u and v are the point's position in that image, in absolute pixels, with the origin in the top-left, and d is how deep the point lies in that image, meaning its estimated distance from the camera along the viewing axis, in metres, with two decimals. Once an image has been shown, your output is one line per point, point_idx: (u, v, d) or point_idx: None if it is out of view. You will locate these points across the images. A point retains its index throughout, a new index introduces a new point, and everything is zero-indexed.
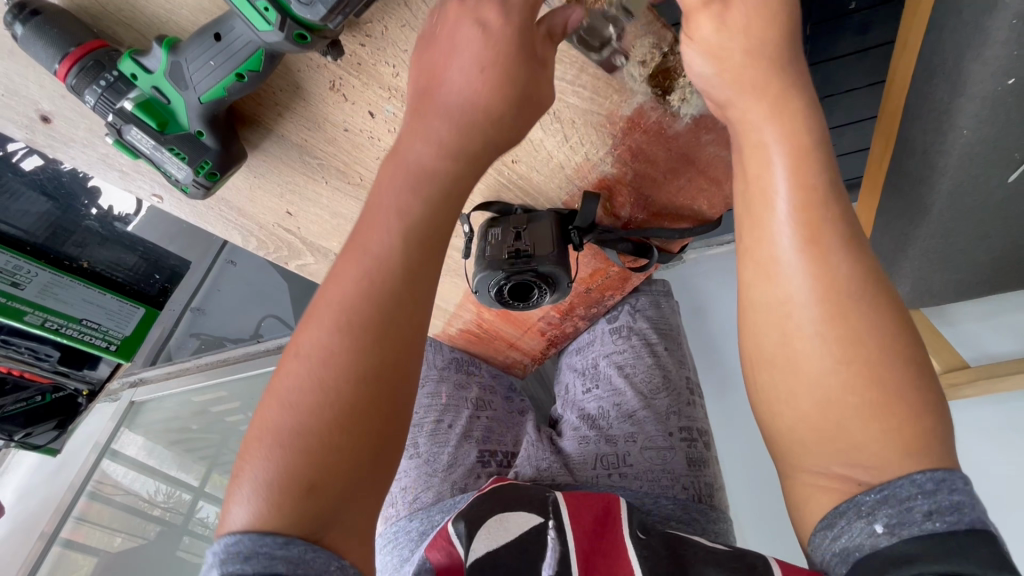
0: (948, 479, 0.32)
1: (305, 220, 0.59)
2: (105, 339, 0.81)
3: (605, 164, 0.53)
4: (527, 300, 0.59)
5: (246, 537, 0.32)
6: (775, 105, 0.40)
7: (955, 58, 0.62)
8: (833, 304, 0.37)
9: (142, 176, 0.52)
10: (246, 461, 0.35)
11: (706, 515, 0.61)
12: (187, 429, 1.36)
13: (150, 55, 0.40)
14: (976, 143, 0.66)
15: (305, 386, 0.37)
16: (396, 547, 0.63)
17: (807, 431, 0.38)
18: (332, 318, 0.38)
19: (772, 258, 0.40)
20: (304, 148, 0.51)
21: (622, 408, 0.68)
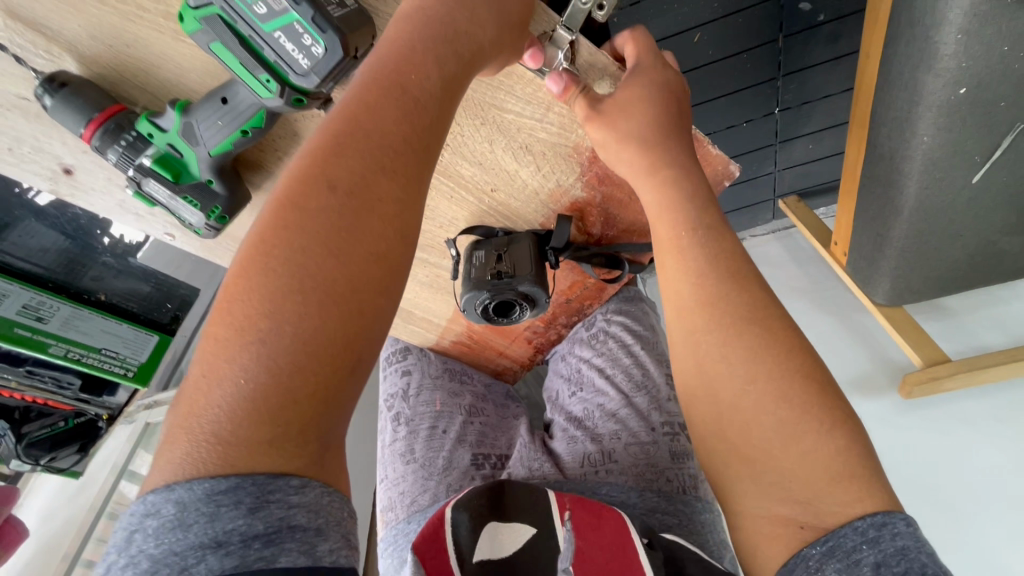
0: (887, 524, 0.36)
1: None
2: (124, 366, 0.87)
3: (576, 188, 0.56)
4: (509, 317, 0.63)
5: (242, 479, 0.29)
6: (658, 168, 0.49)
7: (911, 69, 0.66)
8: (729, 329, 0.45)
9: (155, 218, 0.56)
10: (219, 359, 0.31)
11: (690, 506, 0.64)
12: None
13: (161, 120, 0.44)
14: (937, 149, 0.70)
15: (289, 281, 0.33)
16: (397, 549, 0.67)
17: (739, 460, 0.43)
18: (315, 203, 0.34)
19: (681, 301, 0.47)
20: None
21: (606, 408, 0.72)
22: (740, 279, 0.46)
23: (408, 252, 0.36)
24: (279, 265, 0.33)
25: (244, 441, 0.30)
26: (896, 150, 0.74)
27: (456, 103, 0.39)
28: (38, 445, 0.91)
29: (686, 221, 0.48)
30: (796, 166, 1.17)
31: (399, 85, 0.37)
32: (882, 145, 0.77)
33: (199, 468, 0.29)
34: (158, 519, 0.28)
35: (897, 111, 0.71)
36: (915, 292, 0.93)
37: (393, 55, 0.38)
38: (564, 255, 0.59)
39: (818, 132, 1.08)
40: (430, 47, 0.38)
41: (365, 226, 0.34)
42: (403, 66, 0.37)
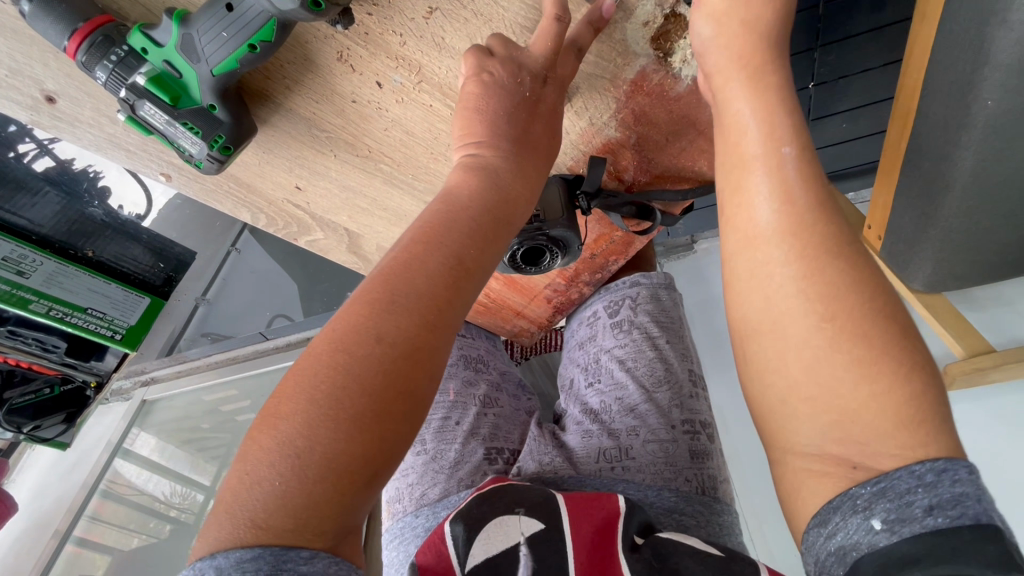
0: (949, 469, 0.29)
1: (315, 194, 0.56)
2: (112, 328, 0.93)
3: (609, 127, 0.51)
4: (539, 266, 0.57)
5: (262, 550, 0.30)
6: (744, 74, 0.38)
7: (979, 24, 0.60)
8: (812, 261, 0.35)
9: (148, 155, 0.51)
10: (265, 457, 0.33)
11: (710, 507, 0.58)
12: (198, 428, 1.47)
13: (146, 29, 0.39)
14: (1002, 114, 0.64)
15: (333, 399, 0.34)
16: (403, 543, 0.61)
17: (800, 400, 0.34)
18: (385, 307, 0.37)
19: (752, 227, 0.37)
20: (311, 121, 0.49)
21: (624, 401, 0.65)
22: (827, 202, 0.36)
23: (434, 382, 0.38)
24: (329, 382, 0.35)
25: (273, 528, 0.31)
26: (952, 118, 0.69)
27: (501, 233, 0.43)
28: (21, 411, 0.91)
29: (771, 131, 0.37)
30: (827, 147, 1.10)
31: (456, 219, 0.41)
32: (936, 113, 0.71)
33: (230, 540, 0.31)
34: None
35: (958, 73, 0.65)
36: (956, 277, 0.87)
37: (448, 200, 0.42)
38: (595, 201, 0.53)
39: (853, 110, 1.02)
40: (484, 187, 0.42)
41: (412, 355, 0.36)
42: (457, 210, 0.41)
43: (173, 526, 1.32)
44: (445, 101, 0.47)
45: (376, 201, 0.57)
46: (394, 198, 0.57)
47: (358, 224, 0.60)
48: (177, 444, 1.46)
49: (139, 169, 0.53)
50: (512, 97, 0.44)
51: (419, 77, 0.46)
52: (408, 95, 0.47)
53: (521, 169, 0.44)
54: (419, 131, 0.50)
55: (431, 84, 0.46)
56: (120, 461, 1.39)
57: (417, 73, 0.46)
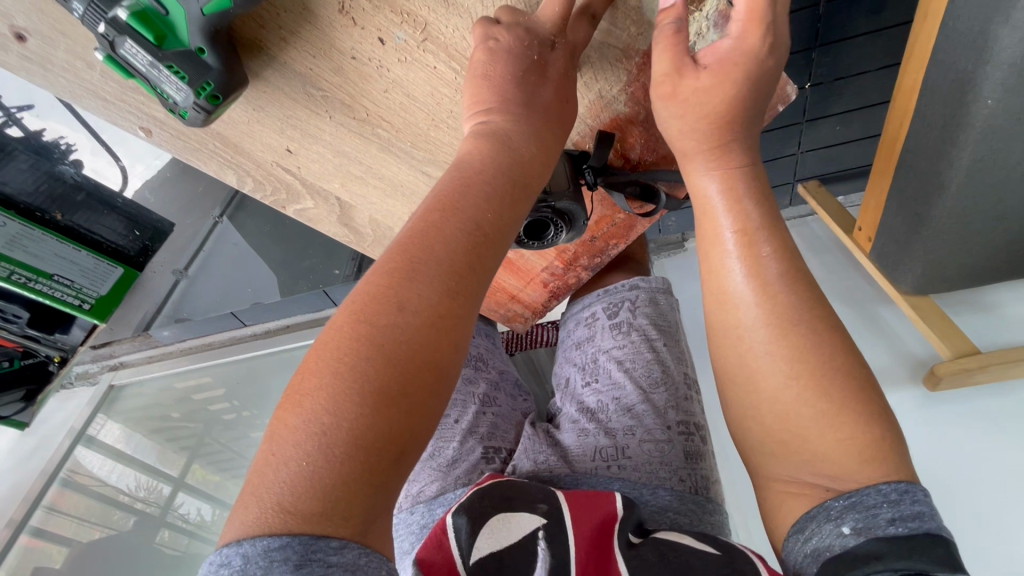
0: (910, 490, 0.34)
1: (307, 159, 0.53)
2: (80, 298, 0.97)
3: (618, 102, 0.49)
4: (543, 241, 0.54)
5: (291, 539, 0.29)
6: (716, 155, 0.44)
7: (983, 23, 0.60)
8: (778, 326, 0.39)
9: (127, 107, 0.47)
10: (290, 437, 0.32)
11: (701, 506, 0.57)
12: (169, 417, 1.44)
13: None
14: (1000, 115, 0.64)
15: (357, 373, 0.33)
16: (397, 539, 0.62)
17: (776, 442, 0.39)
18: (405, 275, 0.37)
19: (727, 294, 0.42)
20: (307, 78, 0.46)
21: (622, 401, 0.64)
22: (792, 279, 0.41)
23: (457, 356, 0.37)
24: (352, 355, 0.34)
25: (303, 512, 0.30)
26: (952, 118, 0.69)
27: (519, 205, 0.42)
28: None
29: (737, 209, 0.43)
30: (821, 148, 1.11)
31: (475, 189, 0.40)
32: (934, 112, 0.71)
33: (260, 526, 0.30)
34: (225, 570, 0.29)
35: (958, 72, 0.66)
36: (944, 279, 0.88)
37: (466, 172, 0.41)
38: (601, 177, 0.51)
39: (847, 113, 1.03)
40: (503, 159, 0.42)
41: (436, 326, 0.36)
42: (475, 180, 0.40)
43: (135, 518, 1.26)
44: (450, 64, 0.45)
45: (370, 169, 0.54)
46: (390, 166, 0.54)
47: (351, 193, 0.57)
48: (145, 432, 1.42)
49: (118, 123, 0.50)
50: (526, 62, 0.42)
51: (424, 35, 0.43)
52: (412, 55, 0.44)
53: (538, 136, 0.43)
54: (421, 94, 0.47)
55: (437, 44, 0.44)
56: (82, 449, 1.33)
57: (423, 30, 0.43)
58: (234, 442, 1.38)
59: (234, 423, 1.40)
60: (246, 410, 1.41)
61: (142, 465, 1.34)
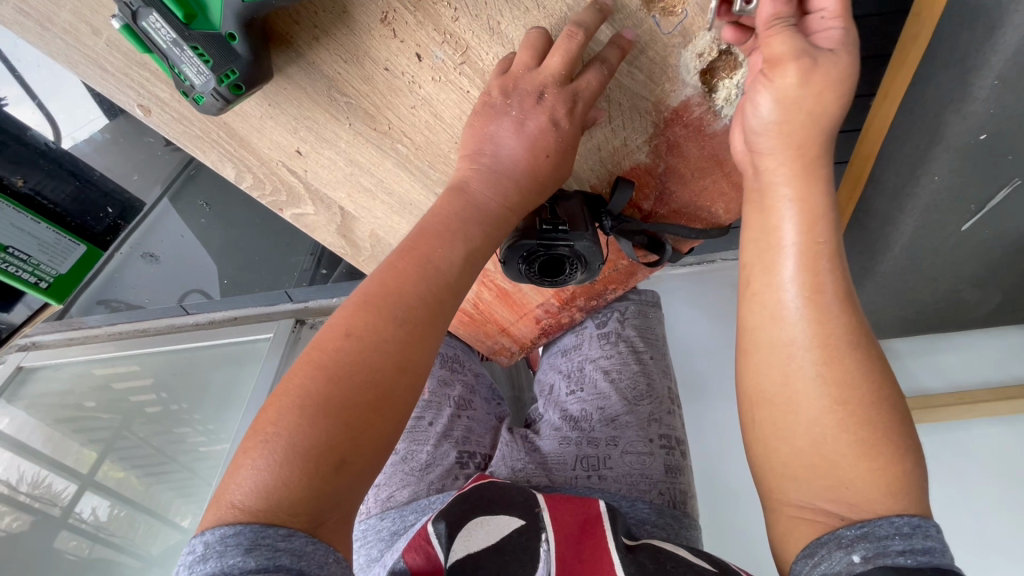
0: (922, 525, 0.38)
1: (317, 163, 0.52)
2: (35, 276, 0.68)
3: (641, 152, 0.55)
4: (555, 280, 0.57)
5: (243, 527, 0.34)
6: (805, 171, 0.45)
7: (937, 109, 0.68)
8: (827, 351, 0.43)
9: (128, 80, 0.46)
10: (252, 445, 0.38)
11: (678, 521, 0.61)
12: (82, 406, 1.29)
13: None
14: (943, 189, 0.73)
15: (315, 393, 0.39)
16: (363, 546, 0.61)
17: (806, 464, 0.43)
18: (365, 312, 0.43)
19: (779, 308, 0.46)
20: (334, 83, 0.46)
21: (605, 411, 0.67)
22: (849, 308, 0.44)
23: (408, 381, 0.42)
24: (314, 378, 0.40)
25: (254, 507, 0.36)
26: (900, 187, 0.78)
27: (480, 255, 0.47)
28: None
29: (810, 228, 0.45)
30: None
31: (437, 240, 0.46)
32: (887, 181, 0.80)
33: (219, 518, 0.36)
34: (189, 557, 0.34)
35: (912, 149, 0.74)
36: (878, 328, 0.98)
37: (432, 223, 0.46)
38: (615, 223, 0.57)
39: None
40: (467, 214, 0.46)
41: (388, 355, 0.42)
42: (439, 229, 0.46)
43: (33, 518, 1.11)
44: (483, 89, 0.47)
45: (382, 183, 0.54)
46: (401, 181, 0.54)
47: (356, 205, 0.57)
48: (52, 421, 1.27)
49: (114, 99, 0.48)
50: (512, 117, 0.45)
51: (463, 57, 0.45)
52: (446, 75, 0.46)
53: (503, 195, 0.47)
54: (448, 115, 0.48)
55: (473, 68, 0.45)
56: None
57: (462, 53, 0.45)
58: (158, 438, 1.25)
59: (160, 417, 1.28)
60: (176, 404, 1.29)
61: (46, 458, 1.20)
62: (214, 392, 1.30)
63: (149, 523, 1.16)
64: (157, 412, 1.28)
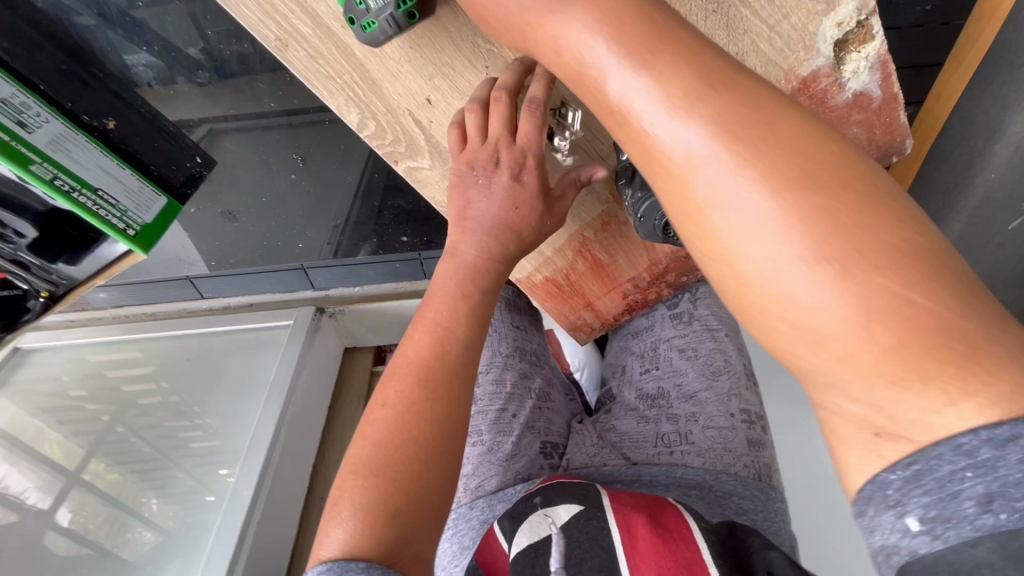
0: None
1: (443, 113, 0.51)
2: (124, 221, 0.61)
3: None
4: (681, 239, 0.52)
5: (331, 569, 0.38)
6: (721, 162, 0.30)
7: (998, 107, 0.72)
8: (887, 338, 0.26)
9: (282, 10, 0.47)
10: (335, 501, 0.42)
11: (766, 493, 0.60)
12: (74, 396, 1.24)
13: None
14: (998, 187, 0.76)
15: (383, 448, 0.43)
16: (456, 533, 0.62)
17: None
18: (405, 368, 0.46)
19: (796, 317, 0.27)
20: (481, 30, 0.48)
21: (683, 389, 0.68)
22: (828, 270, 0.26)
23: (461, 414, 0.45)
24: (376, 433, 0.44)
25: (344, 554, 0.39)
26: (955, 184, 0.81)
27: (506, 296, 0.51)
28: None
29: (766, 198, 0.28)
30: None
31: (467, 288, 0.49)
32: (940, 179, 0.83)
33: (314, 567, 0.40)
34: None
35: (970, 146, 0.77)
36: None
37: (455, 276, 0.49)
38: None
39: None
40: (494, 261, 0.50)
41: (434, 394, 0.45)
42: (465, 279, 0.49)
43: (15, 516, 1.03)
44: None
45: None
46: None
47: None
48: (43, 412, 1.21)
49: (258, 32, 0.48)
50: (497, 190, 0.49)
51: None
52: None
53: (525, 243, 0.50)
54: None
55: None
56: None
57: None
58: (154, 432, 1.20)
59: (160, 408, 1.23)
60: (176, 395, 1.25)
61: (32, 454, 1.12)
62: (220, 383, 1.28)
63: (126, 524, 1.07)
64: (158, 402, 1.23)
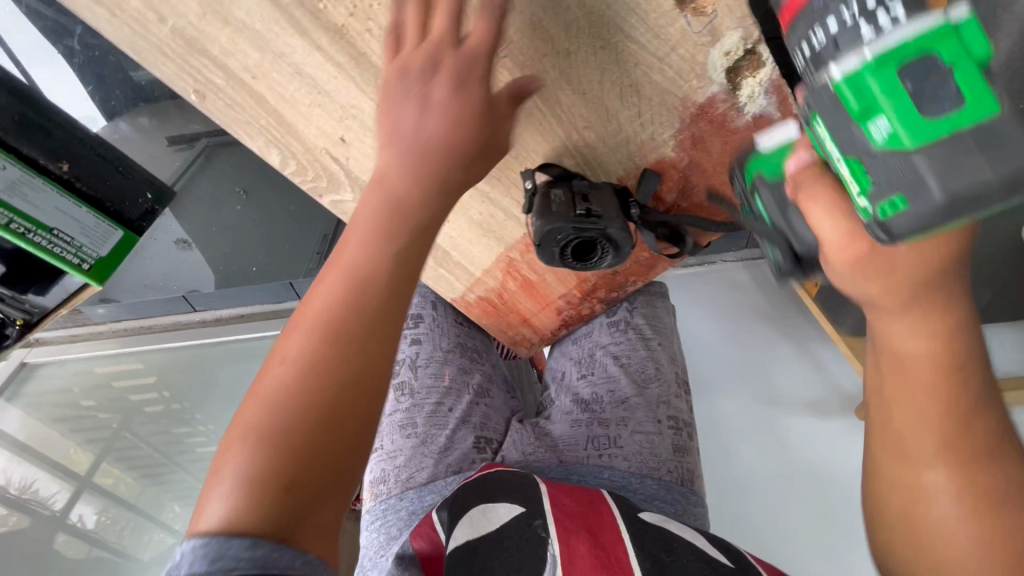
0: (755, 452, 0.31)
1: (359, 151, 0.54)
2: (78, 257, 0.64)
3: (666, 145, 0.56)
4: (586, 262, 0.58)
5: (222, 542, 0.32)
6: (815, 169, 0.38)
7: None
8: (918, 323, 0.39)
9: (175, 57, 0.47)
10: (218, 464, 0.36)
11: (687, 497, 0.67)
12: (79, 406, 1.32)
13: (949, 9, 0.27)
14: None
15: (281, 390, 0.37)
16: (388, 522, 0.67)
17: (880, 431, 0.45)
18: (317, 321, 0.39)
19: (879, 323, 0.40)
20: (382, 73, 0.47)
21: (616, 393, 0.73)
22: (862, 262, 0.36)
23: (385, 363, 0.40)
24: (277, 365, 0.38)
25: (245, 516, 0.33)
26: None
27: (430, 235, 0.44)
28: None
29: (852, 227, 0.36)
30: None
31: (397, 212, 0.43)
32: None
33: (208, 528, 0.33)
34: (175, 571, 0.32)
35: None
36: None
37: (377, 202, 0.43)
38: (644, 210, 0.58)
39: None
40: (407, 201, 0.43)
41: (348, 341, 0.39)
42: (391, 207, 0.43)
43: (29, 518, 1.14)
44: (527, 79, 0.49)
45: None
46: None
47: None
48: (52, 422, 1.29)
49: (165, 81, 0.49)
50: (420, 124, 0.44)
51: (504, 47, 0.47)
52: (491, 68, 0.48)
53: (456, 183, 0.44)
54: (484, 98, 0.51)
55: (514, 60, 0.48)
56: None
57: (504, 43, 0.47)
58: (156, 438, 1.28)
59: (160, 416, 1.30)
60: (176, 403, 1.31)
61: (44, 462, 1.22)
62: (217, 392, 1.32)
63: (139, 527, 1.18)
64: (158, 411, 1.30)
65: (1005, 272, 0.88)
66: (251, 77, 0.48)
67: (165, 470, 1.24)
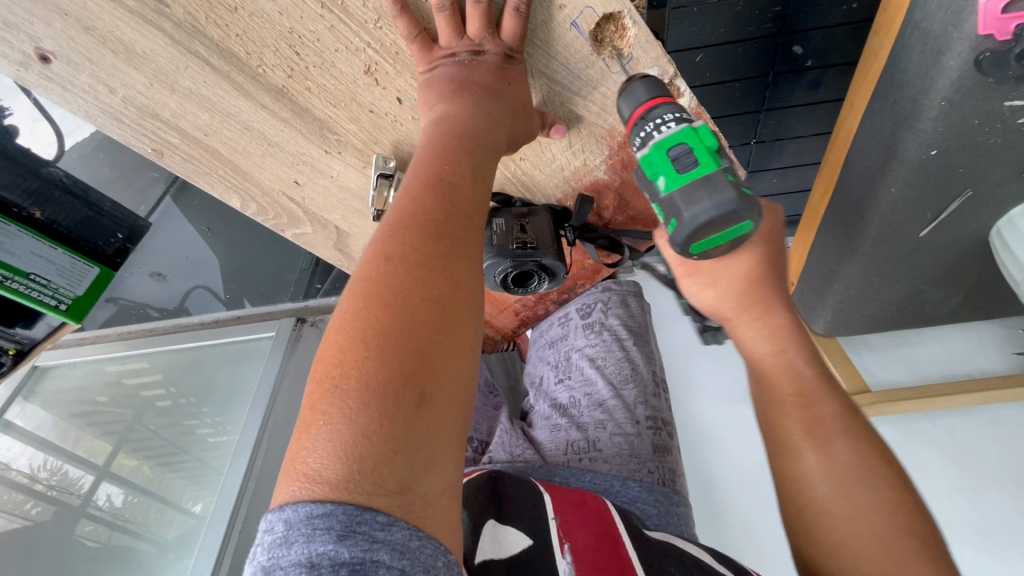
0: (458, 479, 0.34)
1: (311, 190, 0.71)
2: (56, 297, 0.84)
3: (599, 169, 0.64)
4: (526, 287, 0.67)
5: (335, 506, 0.30)
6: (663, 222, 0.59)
7: (894, 125, 0.72)
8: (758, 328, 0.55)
9: (142, 128, 0.64)
10: (311, 416, 0.35)
11: (669, 497, 0.66)
12: (95, 401, 1.25)
13: (693, 121, 0.48)
14: (900, 201, 0.78)
15: (358, 336, 0.37)
16: None
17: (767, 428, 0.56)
18: (382, 275, 0.39)
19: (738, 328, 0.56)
20: (325, 124, 0.60)
21: (593, 396, 0.75)
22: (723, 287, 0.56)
23: (461, 308, 0.40)
24: (346, 320, 0.38)
25: (351, 469, 0.32)
26: (864, 197, 0.82)
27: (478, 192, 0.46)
28: None
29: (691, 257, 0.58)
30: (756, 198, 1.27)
31: (441, 180, 0.44)
32: (850, 189, 0.84)
33: (300, 494, 0.32)
34: (271, 534, 0.31)
35: (871, 162, 0.78)
36: (850, 325, 1.04)
37: (422, 172, 0.45)
38: (577, 233, 0.68)
39: (783, 169, 1.18)
40: (450, 167, 0.45)
41: (424, 272, 0.39)
42: (437, 177, 0.44)
43: (55, 507, 1.04)
44: None
45: (357, 193, 0.70)
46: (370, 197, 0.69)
47: (348, 224, 0.77)
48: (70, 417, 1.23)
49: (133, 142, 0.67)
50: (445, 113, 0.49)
51: None
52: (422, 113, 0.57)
53: (476, 169, 0.46)
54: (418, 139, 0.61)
55: None
56: None
57: None
58: (169, 431, 1.20)
59: (169, 410, 1.24)
60: (183, 397, 1.26)
61: (60, 451, 1.15)
62: (224, 390, 1.29)
63: (161, 510, 1.08)
64: (166, 405, 1.24)
65: (966, 273, 0.89)
66: (203, 133, 0.64)
67: (179, 459, 1.16)
